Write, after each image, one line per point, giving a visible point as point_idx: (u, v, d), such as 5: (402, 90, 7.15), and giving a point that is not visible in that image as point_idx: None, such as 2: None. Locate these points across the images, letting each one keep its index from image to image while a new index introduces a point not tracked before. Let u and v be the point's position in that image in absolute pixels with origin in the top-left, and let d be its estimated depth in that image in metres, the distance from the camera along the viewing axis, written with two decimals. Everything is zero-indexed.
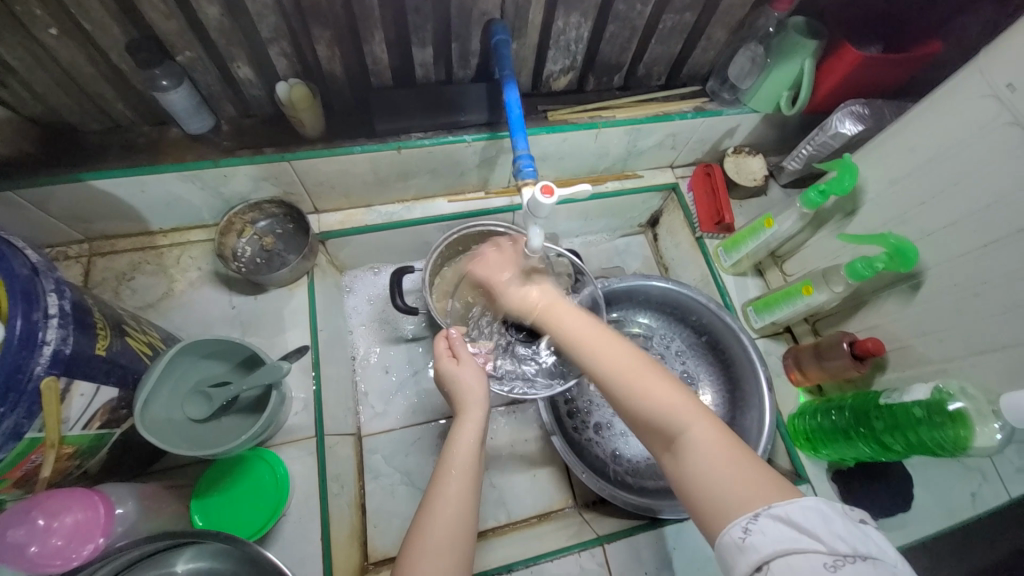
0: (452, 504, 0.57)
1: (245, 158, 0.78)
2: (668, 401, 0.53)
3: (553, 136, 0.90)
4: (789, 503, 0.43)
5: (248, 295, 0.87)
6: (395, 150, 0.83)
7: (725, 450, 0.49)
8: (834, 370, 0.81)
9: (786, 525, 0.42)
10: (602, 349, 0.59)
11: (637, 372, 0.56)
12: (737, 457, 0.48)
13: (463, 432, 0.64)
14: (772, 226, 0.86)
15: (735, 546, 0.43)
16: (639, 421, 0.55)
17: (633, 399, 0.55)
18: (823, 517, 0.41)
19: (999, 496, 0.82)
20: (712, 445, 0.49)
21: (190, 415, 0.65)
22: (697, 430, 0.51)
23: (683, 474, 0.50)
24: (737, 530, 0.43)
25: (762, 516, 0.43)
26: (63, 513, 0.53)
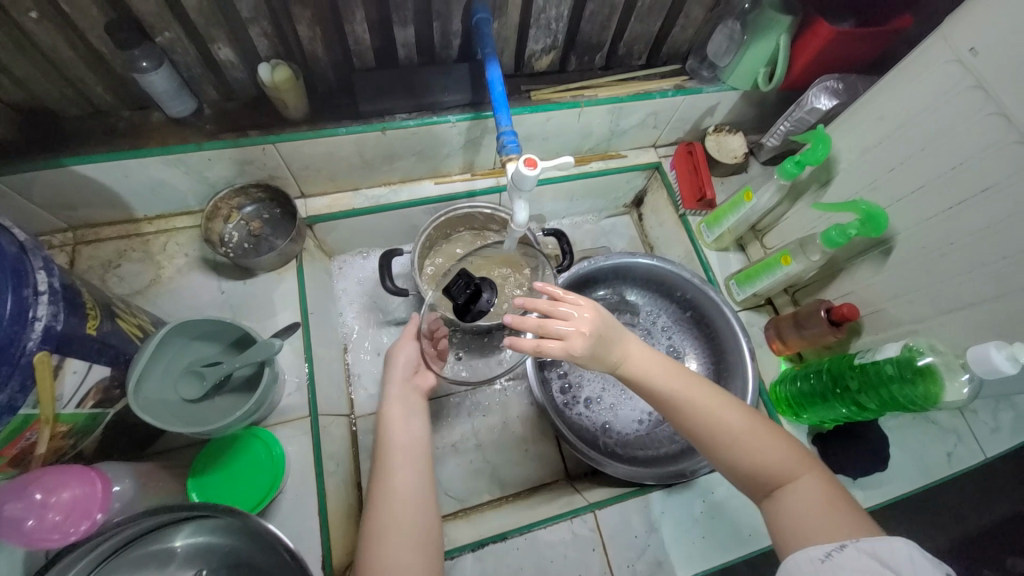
0: (401, 472, 0.69)
1: (229, 141, 0.78)
2: (772, 452, 0.59)
3: (537, 116, 0.91)
4: (876, 539, 0.48)
5: (237, 280, 0.87)
6: (379, 132, 0.84)
7: (824, 497, 0.55)
8: (812, 337, 0.84)
9: (870, 559, 0.47)
10: (694, 394, 0.63)
11: (736, 423, 0.61)
12: (839, 503, 0.54)
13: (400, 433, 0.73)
14: (751, 200, 0.89)
15: (813, 564, 0.49)
16: (741, 472, 0.60)
17: (738, 450, 0.60)
18: (912, 561, 0.45)
19: (975, 454, 0.88)
20: (811, 493, 0.55)
21: (184, 396, 0.65)
22: (805, 481, 0.57)
23: (788, 517, 0.55)
24: (820, 552, 0.50)
25: (847, 547, 0.49)
26: (60, 489, 0.53)
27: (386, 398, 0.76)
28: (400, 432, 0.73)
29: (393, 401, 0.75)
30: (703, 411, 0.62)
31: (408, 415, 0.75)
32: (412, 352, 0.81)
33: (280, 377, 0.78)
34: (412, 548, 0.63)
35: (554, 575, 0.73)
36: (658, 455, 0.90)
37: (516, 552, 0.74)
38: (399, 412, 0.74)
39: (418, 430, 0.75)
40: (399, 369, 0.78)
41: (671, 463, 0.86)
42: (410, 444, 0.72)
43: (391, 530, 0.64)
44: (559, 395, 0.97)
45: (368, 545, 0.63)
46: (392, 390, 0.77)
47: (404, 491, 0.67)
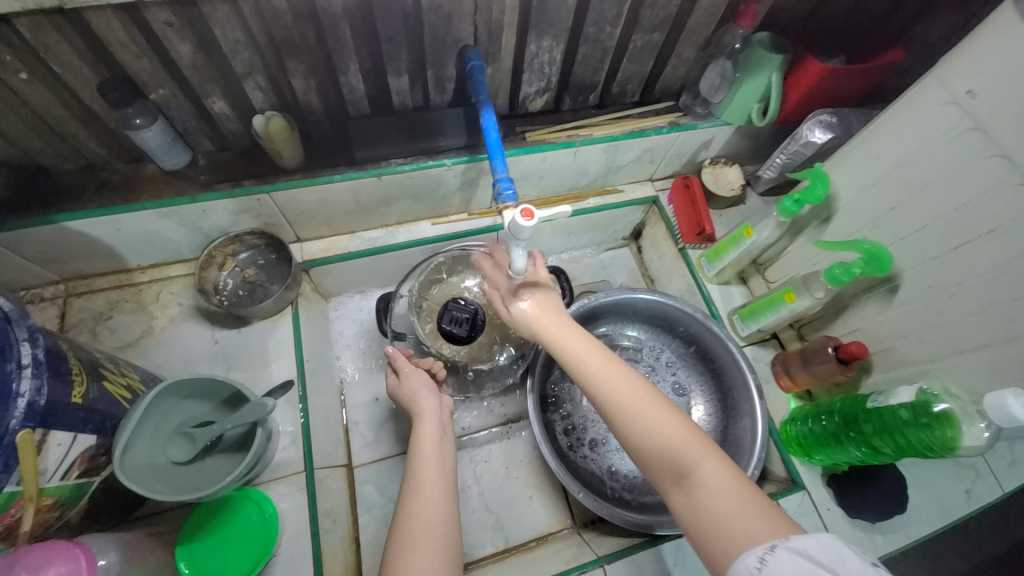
0: (431, 492, 0.64)
1: (223, 192, 0.78)
2: (678, 440, 0.56)
3: (532, 157, 0.91)
4: (804, 536, 0.44)
5: (231, 329, 0.86)
6: (375, 177, 0.83)
7: (734, 488, 0.52)
8: (820, 375, 0.82)
9: (804, 559, 0.43)
10: (606, 377, 0.63)
11: (644, 409, 0.59)
12: (745, 495, 0.51)
13: (427, 430, 0.71)
14: (752, 235, 0.88)
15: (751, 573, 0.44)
16: (651, 459, 0.57)
17: (644, 435, 0.58)
18: (838, 555, 0.42)
19: (993, 491, 0.84)
20: (722, 482, 0.52)
21: (173, 459, 0.63)
22: (709, 468, 0.54)
23: (694, 507, 0.52)
24: (753, 559, 0.45)
25: (778, 548, 0.44)
26: (45, 567, 0.50)
27: (416, 420, 0.73)
28: (430, 450, 0.69)
29: (424, 421, 0.72)
30: (609, 395, 0.61)
31: (442, 432, 0.72)
32: (425, 380, 0.78)
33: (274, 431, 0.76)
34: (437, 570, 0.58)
35: None
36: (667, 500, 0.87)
37: None
38: (432, 430, 0.71)
39: (448, 449, 0.71)
40: (422, 394, 0.76)
41: None
42: (440, 462, 0.68)
43: (422, 535, 0.60)
44: (563, 437, 0.94)
45: (394, 566, 0.58)
46: (424, 408, 0.74)
47: (432, 511, 0.62)
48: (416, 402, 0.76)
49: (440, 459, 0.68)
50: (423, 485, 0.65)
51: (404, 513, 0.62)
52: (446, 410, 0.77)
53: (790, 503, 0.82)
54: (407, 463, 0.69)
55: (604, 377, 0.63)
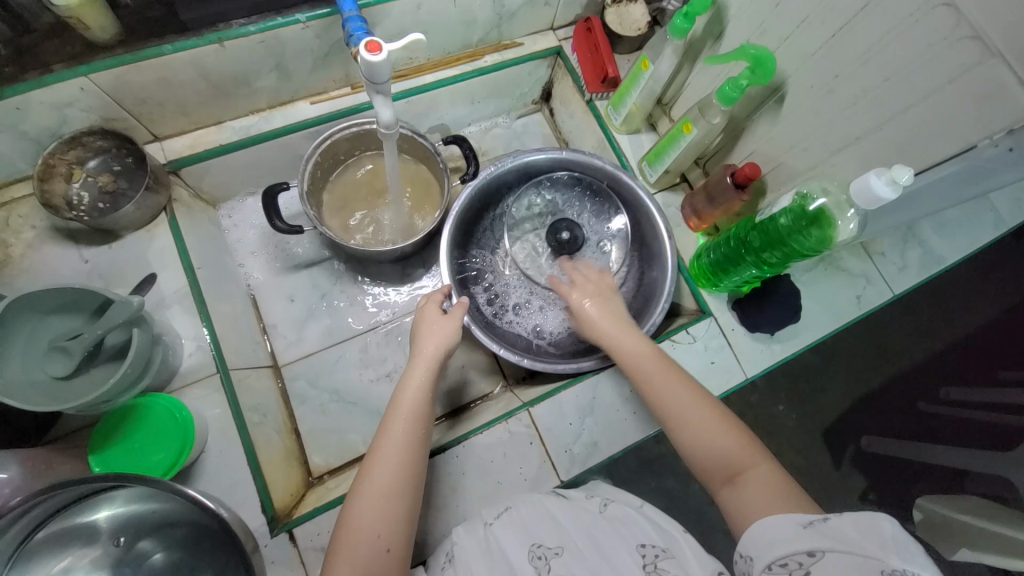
0: (406, 440, 0.62)
1: (31, 82, 0.65)
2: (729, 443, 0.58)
3: (405, 3, 0.79)
4: (861, 514, 0.43)
5: (102, 246, 0.78)
6: (216, 44, 0.71)
7: (784, 488, 0.53)
8: (723, 205, 0.84)
9: (853, 530, 0.42)
10: (669, 386, 0.64)
11: (706, 416, 0.61)
12: (793, 494, 0.52)
13: (416, 373, 0.69)
14: (649, 68, 0.83)
15: (793, 531, 0.45)
16: (704, 459, 0.59)
17: (698, 436, 0.60)
18: (892, 535, 0.41)
19: (883, 294, 0.94)
20: (771, 481, 0.54)
21: (52, 373, 0.60)
22: (762, 471, 0.55)
23: (738, 503, 0.53)
24: (801, 521, 0.46)
25: (831, 519, 0.45)
26: None
27: (405, 373, 0.69)
28: (412, 407, 0.65)
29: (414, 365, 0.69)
30: (674, 403, 0.63)
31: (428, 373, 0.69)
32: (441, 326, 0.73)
33: (171, 338, 0.73)
34: (397, 528, 0.57)
35: (496, 473, 0.77)
36: (589, 344, 0.92)
37: (457, 460, 0.77)
38: (421, 386, 0.67)
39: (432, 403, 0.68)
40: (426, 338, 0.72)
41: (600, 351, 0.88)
42: (422, 409, 0.66)
43: (386, 484, 0.59)
44: (486, 306, 0.95)
45: (357, 517, 0.57)
46: (412, 367, 0.69)
47: (401, 459, 0.60)
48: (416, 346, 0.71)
49: (422, 400, 0.66)
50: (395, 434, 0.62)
51: (375, 461, 0.60)
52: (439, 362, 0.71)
53: (698, 329, 0.88)
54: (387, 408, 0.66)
55: (664, 384, 0.64)
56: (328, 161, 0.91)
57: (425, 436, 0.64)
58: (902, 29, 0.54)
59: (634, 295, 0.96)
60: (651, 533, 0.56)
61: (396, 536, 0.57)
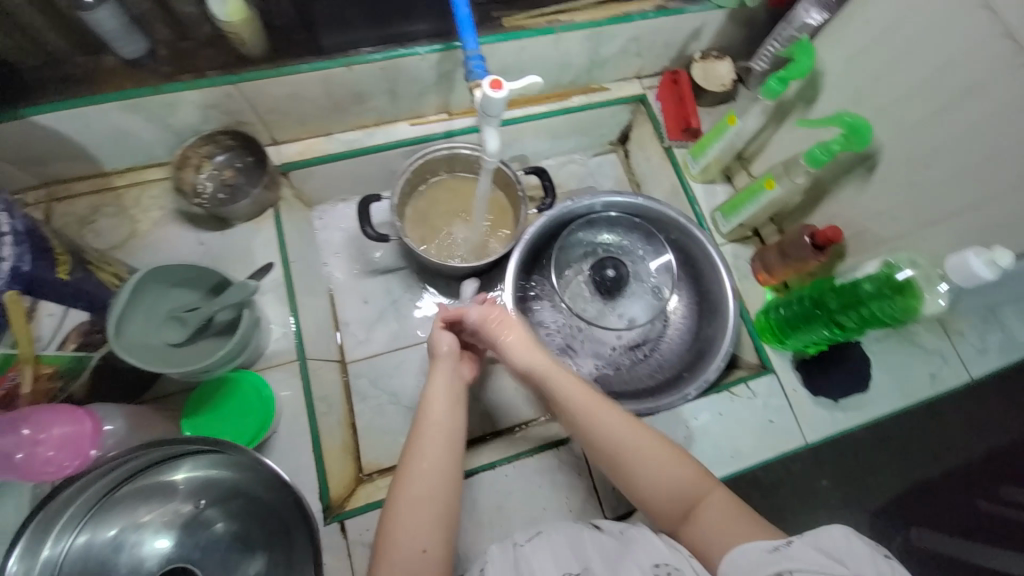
0: (433, 450, 0.64)
1: (187, 83, 0.75)
2: (674, 466, 0.62)
3: (511, 44, 0.86)
4: (818, 530, 0.51)
5: (213, 231, 0.86)
6: (344, 67, 0.80)
7: (737, 512, 0.57)
8: (798, 264, 0.84)
9: (817, 551, 0.49)
10: (602, 415, 0.65)
11: (648, 444, 0.63)
12: (744, 515, 0.57)
13: (438, 388, 0.69)
14: (736, 123, 0.84)
15: (766, 556, 0.51)
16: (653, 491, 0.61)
17: (643, 465, 0.62)
18: (849, 543, 0.49)
19: (959, 376, 0.90)
20: (724, 509, 0.58)
21: (167, 340, 0.67)
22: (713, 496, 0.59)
23: (699, 535, 0.57)
24: (766, 546, 0.52)
25: (794, 541, 0.51)
26: (49, 426, 0.54)
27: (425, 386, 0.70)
28: (438, 418, 0.66)
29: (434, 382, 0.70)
30: (607, 433, 0.64)
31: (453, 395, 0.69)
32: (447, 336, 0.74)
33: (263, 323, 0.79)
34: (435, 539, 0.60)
35: (542, 498, 0.77)
36: (636, 390, 0.94)
37: (505, 478, 0.78)
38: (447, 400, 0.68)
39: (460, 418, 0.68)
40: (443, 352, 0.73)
41: (651, 397, 0.89)
42: (450, 427, 0.66)
43: (419, 497, 0.61)
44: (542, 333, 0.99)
45: (394, 530, 0.59)
46: (435, 378, 0.70)
47: (432, 474, 0.62)
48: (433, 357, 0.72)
49: (443, 416, 0.67)
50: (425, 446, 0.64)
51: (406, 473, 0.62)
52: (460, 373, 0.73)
53: (758, 385, 0.87)
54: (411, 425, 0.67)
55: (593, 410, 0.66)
56: (416, 179, 0.98)
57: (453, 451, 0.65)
58: (1013, 114, 0.54)
59: (687, 347, 0.97)
60: (664, 551, 0.57)
61: (434, 543, 0.60)
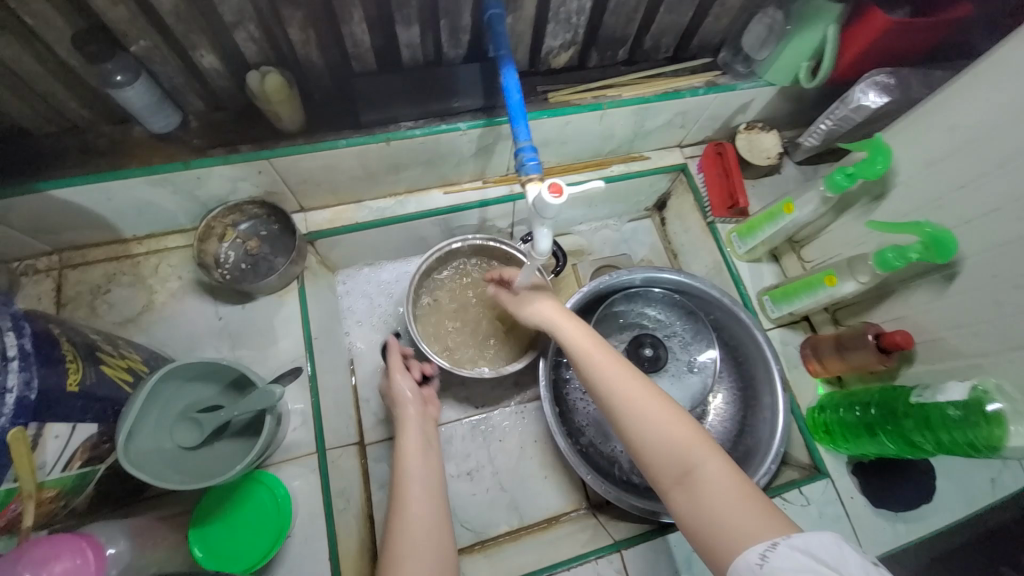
0: (415, 497, 0.66)
1: (218, 158, 0.71)
2: (676, 433, 0.55)
3: (556, 120, 0.83)
4: (804, 533, 0.44)
5: (234, 304, 0.82)
6: (383, 143, 0.76)
7: (736, 485, 0.50)
8: (858, 363, 0.78)
9: (804, 557, 0.42)
10: (603, 365, 0.63)
11: (648, 404, 0.58)
12: (746, 491, 0.50)
13: (413, 435, 0.72)
14: (792, 212, 0.82)
15: (752, 570, 0.43)
16: (646, 455, 0.56)
17: (642, 425, 0.57)
18: (841, 551, 0.42)
19: (1018, 480, 0.81)
20: (725, 481, 0.51)
21: (179, 444, 0.60)
22: (712, 465, 0.52)
23: (691, 506, 0.51)
24: (754, 555, 0.44)
25: (779, 545, 0.44)
26: (49, 563, 0.48)
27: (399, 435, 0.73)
28: (416, 467, 0.69)
29: (410, 429, 0.73)
30: (607, 383, 0.61)
31: (425, 441, 0.73)
32: (410, 383, 0.79)
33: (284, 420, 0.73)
34: None
35: None
36: None
37: None
38: (415, 445, 0.71)
39: (434, 462, 0.71)
40: (406, 400, 0.76)
41: None
42: (426, 474, 0.69)
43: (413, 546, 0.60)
44: (580, 417, 0.91)
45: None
46: (408, 424, 0.74)
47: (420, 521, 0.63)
48: (400, 414, 0.75)
49: (421, 459, 0.70)
50: (407, 494, 0.66)
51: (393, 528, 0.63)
52: (430, 420, 0.77)
53: (813, 491, 0.80)
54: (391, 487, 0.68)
55: (596, 360, 0.63)
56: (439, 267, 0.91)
57: (436, 495, 0.67)
58: None
59: (732, 439, 0.90)
60: None
61: None
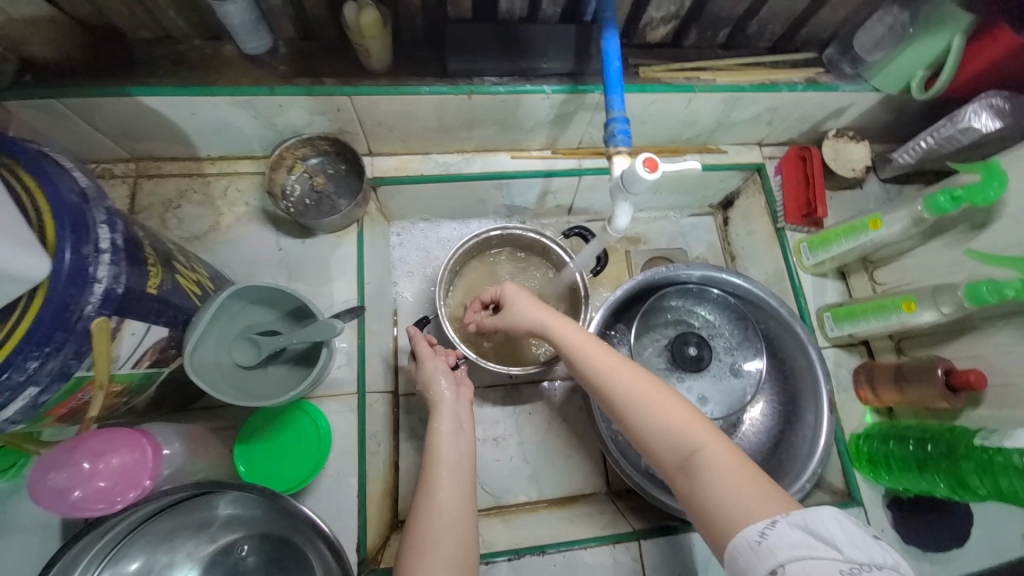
0: (447, 484, 0.60)
1: (303, 87, 0.70)
2: (676, 419, 0.53)
3: (643, 97, 0.79)
4: (806, 510, 0.43)
5: (295, 237, 0.83)
6: (465, 95, 0.74)
7: (738, 467, 0.49)
8: (916, 396, 0.75)
9: (803, 532, 0.42)
10: (596, 357, 0.60)
11: (646, 394, 0.56)
12: (749, 473, 0.48)
13: (445, 421, 0.66)
14: (877, 229, 0.77)
15: (750, 548, 0.43)
16: (649, 444, 0.54)
17: (641, 415, 0.55)
18: (841, 526, 0.42)
19: None
20: (726, 464, 0.49)
21: (237, 361, 0.62)
22: (713, 448, 0.51)
23: (694, 493, 0.49)
24: (753, 532, 0.43)
25: (778, 522, 0.43)
26: (108, 455, 0.51)
27: (433, 420, 0.67)
28: (449, 456, 0.63)
29: (443, 413, 0.67)
30: (602, 376, 0.59)
31: (461, 428, 0.66)
32: (444, 367, 0.72)
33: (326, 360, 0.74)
34: None
35: None
36: None
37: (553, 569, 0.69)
38: (450, 429, 0.65)
39: (465, 445, 0.65)
40: (441, 383, 0.70)
41: None
42: (459, 463, 0.63)
43: (440, 538, 0.55)
44: None
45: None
46: (446, 409, 0.67)
47: (447, 514, 0.58)
48: (433, 397, 0.69)
49: (457, 450, 0.63)
50: (439, 480, 0.60)
51: (419, 514, 0.58)
52: (464, 405, 0.70)
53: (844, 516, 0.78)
54: (419, 474, 0.62)
55: (591, 353, 0.61)
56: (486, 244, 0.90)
57: (469, 490, 0.61)
58: None
59: (766, 452, 0.88)
60: None
61: None
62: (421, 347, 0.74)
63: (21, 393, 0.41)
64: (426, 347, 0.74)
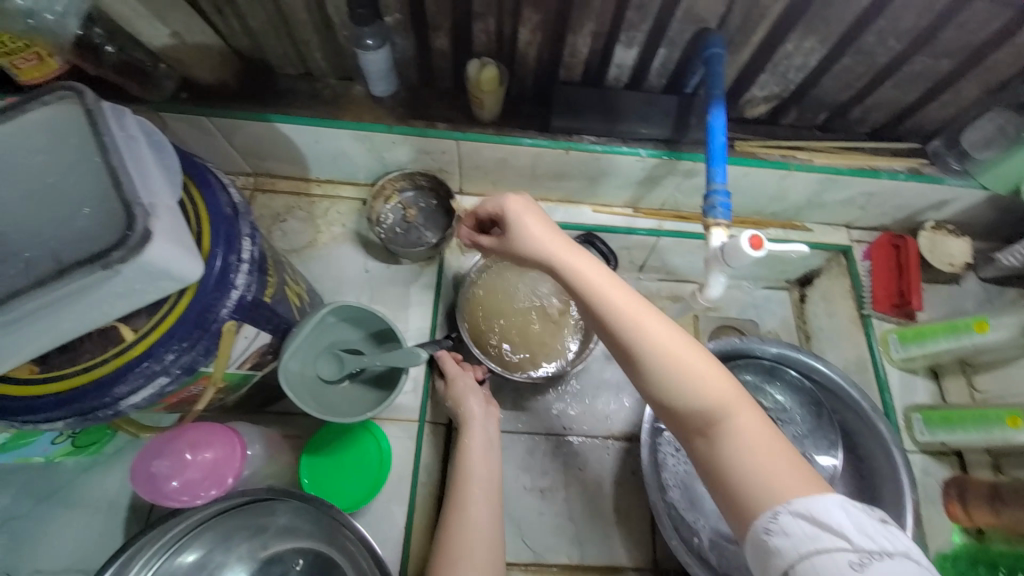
0: (478, 505, 0.63)
1: (417, 129, 0.76)
2: (705, 382, 0.49)
3: (736, 169, 0.80)
4: (814, 498, 0.43)
5: (381, 262, 0.88)
6: (563, 150, 0.78)
7: (768, 442, 0.47)
8: (1013, 521, 0.69)
9: (808, 523, 0.41)
10: (621, 304, 0.53)
11: (675, 352, 0.51)
12: (775, 447, 0.47)
13: (477, 438, 0.69)
14: (985, 332, 0.73)
15: (760, 543, 0.43)
16: (671, 403, 0.51)
17: (666, 374, 0.50)
18: (852, 518, 0.41)
19: None
20: (754, 438, 0.47)
21: (319, 374, 0.65)
22: (742, 418, 0.48)
23: (716, 461, 0.48)
24: (764, 518, 0.43)
25: (783, 512, 0.43)
26: (205, 449, 0.55)
27: (464, 433, 0.70)
28: (479, 473, 0.66)
29: (472, 432, 0.69)
30: (627, 327, 0.52)
31: (490, 445, 0.69)
32: (474, 384, 0.74)
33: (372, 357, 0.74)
34: None
35: None
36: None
37: None
38: (480, 445, 0.68)
39: (494, 462, 0.68)
40: (472, 401, 0.72)
41: None
42: (490, 480, 0.66)
43: (470, 552, 0.58)
44: (668, 474, 0.82)
45: None
46: (476, 427, 0.70)
47: (477, 532, 0.60)
48: (463, 413, 0.71)
49: (487, 467, 0.67)
50: (468, 500, 0.63)
51: (449, 531, 0.60)
52: (492, 421, 0.72)
53: None
54: (450, 490, 0.65)
55: (615, 299, 0.53)
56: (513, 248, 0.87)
57: (497, 510, 0.64)
58: None
59: None
60: None
61: None
62: (451, 366, 0.75)
63: (154, 381, 0.45)
64: (455, 367, 0.75)
